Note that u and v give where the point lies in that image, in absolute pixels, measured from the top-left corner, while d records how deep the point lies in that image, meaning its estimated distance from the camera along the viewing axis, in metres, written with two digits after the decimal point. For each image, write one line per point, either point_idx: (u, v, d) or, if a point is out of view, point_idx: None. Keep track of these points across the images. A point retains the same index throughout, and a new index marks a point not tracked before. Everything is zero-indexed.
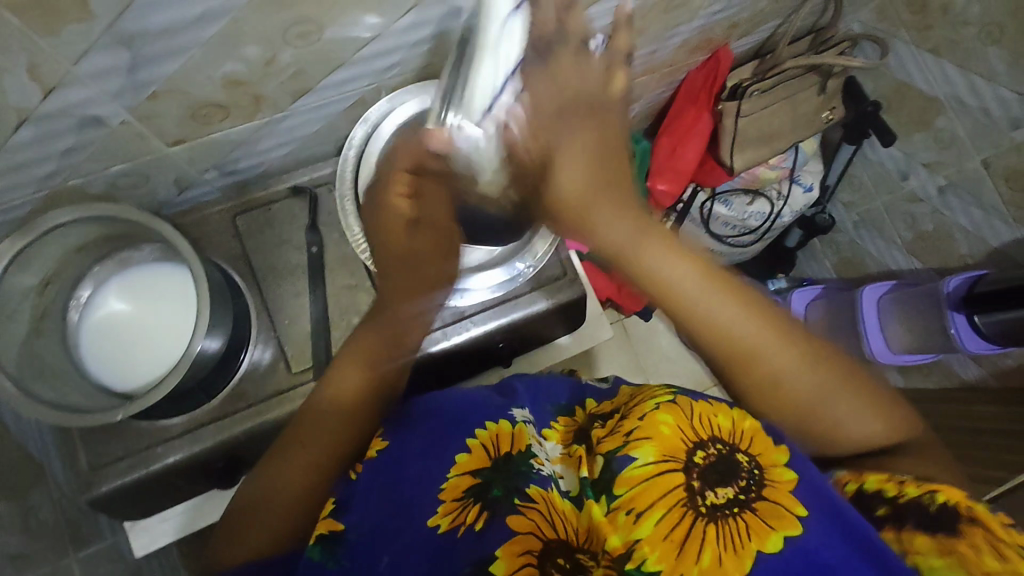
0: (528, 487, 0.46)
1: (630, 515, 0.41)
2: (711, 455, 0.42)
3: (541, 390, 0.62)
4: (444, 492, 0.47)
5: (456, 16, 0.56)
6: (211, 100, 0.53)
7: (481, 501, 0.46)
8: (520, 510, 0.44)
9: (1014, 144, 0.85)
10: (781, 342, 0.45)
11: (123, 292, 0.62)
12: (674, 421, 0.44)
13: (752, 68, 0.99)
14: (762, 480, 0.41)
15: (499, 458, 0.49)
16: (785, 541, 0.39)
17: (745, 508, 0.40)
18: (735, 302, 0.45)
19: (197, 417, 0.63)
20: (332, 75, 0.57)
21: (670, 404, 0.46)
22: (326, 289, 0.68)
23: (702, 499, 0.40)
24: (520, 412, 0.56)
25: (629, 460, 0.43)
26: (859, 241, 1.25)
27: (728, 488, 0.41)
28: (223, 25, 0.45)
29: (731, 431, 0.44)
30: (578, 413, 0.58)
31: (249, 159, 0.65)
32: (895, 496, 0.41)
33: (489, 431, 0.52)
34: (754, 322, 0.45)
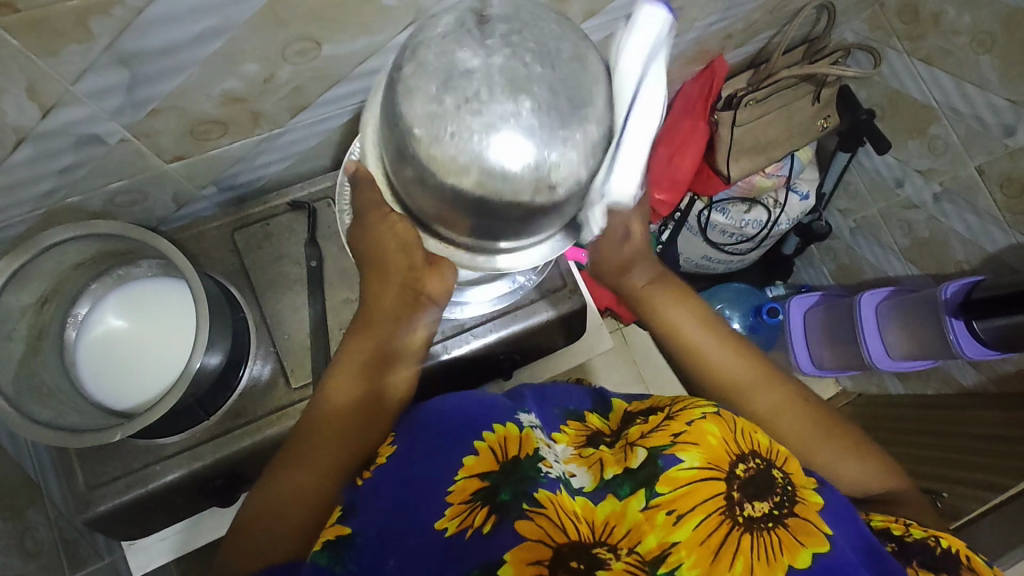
0: (537, 491, 0.44)
1: (670, 516, 0.42)
2: (752, 468, 0.44)
3: (549, 396, 0.60)
4: (451, 495, 0.44)
5: None
6: (210, 117, 0.53)
7: (489, 504, 0.43)
8: (530, 515, 0.41)
9: (1007, 150, 0.86)
10: (767, 380, 0.56)
11: (121, 309, 0.62)
12: (719, 431, 0.46)
13: (746, 79, 1.00)
14: (795, 498, 0.42)
15: (507, 463, 0.47)
16: (814, 557, 0.39)
17: (779, 524, 0.40)
18: (729, 349, 0.57)
19: (196, 434, 0.63)
20: (331, 91, 0.57)
21: (715, 415, 0.47)
22: (326, 303, 0.68)
23: (739, 510, 0.41)
24: (527, 417, 0.55)
25: (674, 461, 0.44)
26: (855, 247, 1.25)
27: (764, 502, 0.41)
28: (221, 43, 0.45)
29: (769, 448, 0.46)
30: (589, 418, 0.58)
31: (248, 174, 0.65)
32: (902, 534, 0.45)
33: (496, 435, 0.50)
34: (742, 363, 0.57)
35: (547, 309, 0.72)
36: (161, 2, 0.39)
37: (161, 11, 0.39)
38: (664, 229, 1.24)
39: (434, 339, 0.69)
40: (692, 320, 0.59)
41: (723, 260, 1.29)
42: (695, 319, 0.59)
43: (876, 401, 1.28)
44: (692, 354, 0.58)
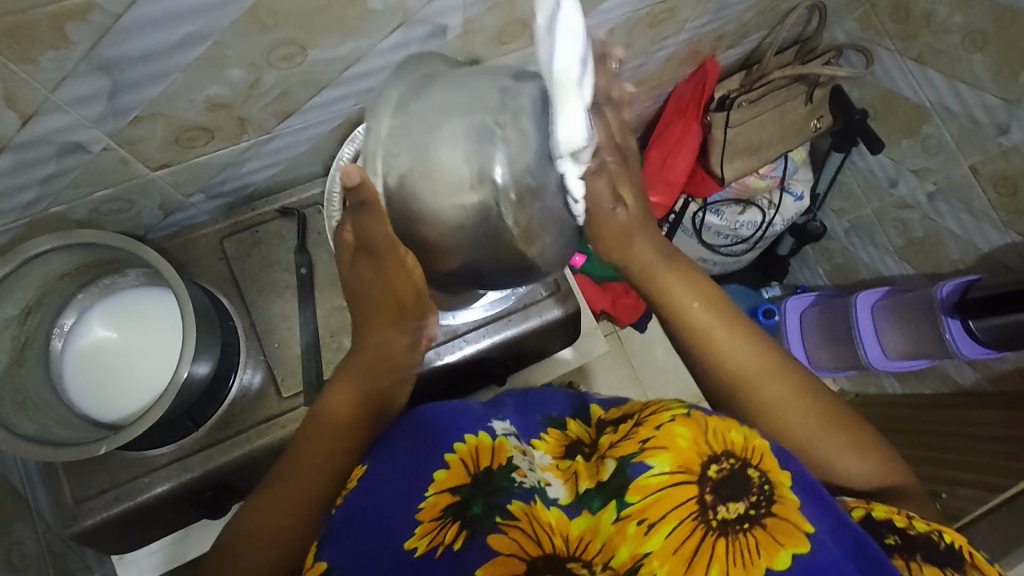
0: (510, 503, 0.44)
1: (641, 526, 0.41)
2: (726, 468, 0.42)
3: (532, 400, 0.61)
4: (422, 512, 0.44)
5: (442, 35, 0.56)
6: (195, 124, 0.52)
7: (460, 519, 0.43)
8: (502, 530, 0.42)
9: (1000, 149, 0.86)
10: (777, 371, 0.52)
11: (109, 319, 0.61)
12: (690, 433, 0.45)
13: (738, 79, 0.99)
14: (772, 497, 0.41)
15: (480, 474, 0.48)
16: (794, 558, 0.38)
17: (756, 525, 0.39)
18: (733, 329, 0.54)
19: (185, 446, 0.62)
20: (318, 96, 0.56)
21: (685, 417, 0.47)
22: (317, 310, 0.67)
23: (713, 514, 0.40)
24: (499, 425, 0.55)
25: (644, 468, 0.43)
26: (850, 247, 1.25)
27: (739, 503, 0.40)
28: (204, 49, 0.44)
29: (744, 446, 0.44)
30: (570, 425, 0.58)
31: (236, 181, 0.64)
32: (906, 527, 0.44)
33: (468, 444, 0.51)
34: (750, 351, 0.53)
35: (539, 315, 0.71)
36: (141, 8, 0.38)
37: (141, 17, 0.39)
38: None
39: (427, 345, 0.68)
40: (699, 303, 0.55)
41: (718, 262, 1.29)
42: (702, 303, 0.55)
43: (872, 401, 1.27)
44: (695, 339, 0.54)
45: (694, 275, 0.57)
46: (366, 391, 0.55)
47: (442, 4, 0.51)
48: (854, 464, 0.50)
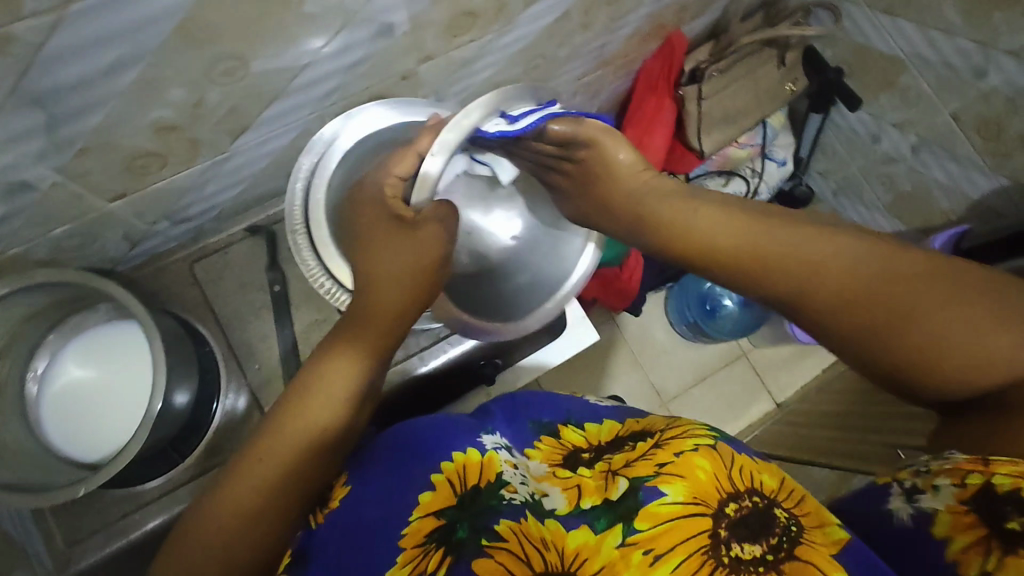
0: (498, 524, 0.43)
1: (647, 556, 0.38)
2: (746, 508, 0.41)
3: (521, 412, 0.61)
4: (405, 538, 0.43)
5: (390, 33, 0.54)
6: (145, 149, 0.51)
7: (444, 546, 0.42)
8: (487, 553, 0.40)
9: (980, 93, 0.84)
10: (800, 249, 0.47)
11: (81, 357, 0.59)
12: (710, 467, 0.43)
13: (706, 50, 0.96)
14: (797, 538, 0.39)
15: (464, 496, 0.47)
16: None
17: (772, 571, 0.37)
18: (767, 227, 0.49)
19: (175, 477, 0.62)
20: (268, 110, 0.55)
21: (708, 449, 0.45)
22: (294, 325, 0.66)
23: (726, 550, 0.38)
24: (490, 439, 0.55)
25: (656, 495, 0.40)
26: (840, 209, 1.23)
27: (756, 546, 0.38)
28: (138, 71, 0.43)
29: (771, 489, 0.43)
30: (563, 432, 0.57)
31: (200, 204, 0.63)
32: None
33: (455, 464, 0.50)
34: (776, 238, 0.48)
35: (525, 309, 0.72)
36: (63, 33, 0.37)
37: (65, 44, 0.37)
38: None
39: (411, 351, 0.70)
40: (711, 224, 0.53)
41: None
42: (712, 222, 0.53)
43: None
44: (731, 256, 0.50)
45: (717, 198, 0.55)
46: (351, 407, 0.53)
47: (384, 2, 0.50)
48: (1000, 343, 0.38)
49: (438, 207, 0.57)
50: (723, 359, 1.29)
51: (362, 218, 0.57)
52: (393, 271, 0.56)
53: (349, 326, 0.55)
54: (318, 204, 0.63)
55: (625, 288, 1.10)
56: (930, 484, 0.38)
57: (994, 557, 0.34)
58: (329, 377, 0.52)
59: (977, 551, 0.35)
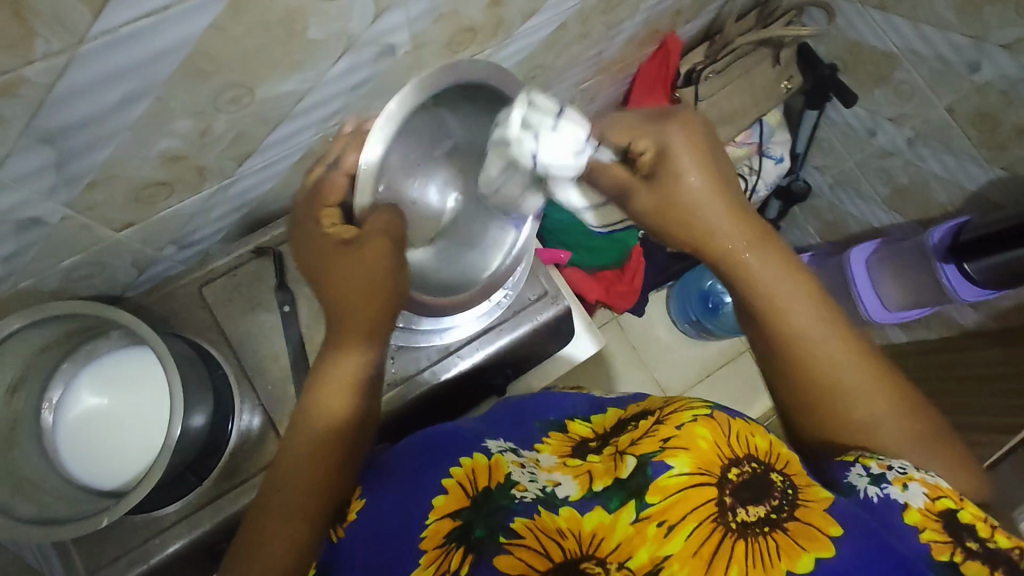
0: (513, 522, 0.44)
1: (661, 528, 0.40)
2: (746, 473, 0.42)
3: (528, 411, 0.61)
4: (424, 541, 0.46)
5: (392, 53, 0.55)
6: (153, 179, 0.51)
7: (465, 544, 0.44)
8: (508, 550, 0.42)
9: (974, 87, 0.85)
10: (843, 340, 0.51)
11: (93, 385, 0.59)
12: (710, 436, 0.45)
13: (702, 51, 0.98)
14: (796, 501, 0.40)
15: (478, 495, 0.48)
16: (817, 562, 0.37)
17: (777, 528, 0.38)
18: (865, 360, 0.50)
19: (192, 501, 0.62)
20: (273, 133, 0.55)
21: (707, 419, 0.46)
22: (304, 345, 0.66)
23: (733, 516, 0.39)
24: (494, 444, 0.55)
25: (663, 468, 0.42)
26: (838, 202, 1.24)
27: (759, 506, 0.40)
28: (147, 105, 0.43)
29: (766, 453, 0.45)
30: (571, 427, 0.57)
31: (207, 228, 0.63)
32: (987, 536, 0.39)
33: (465, 468, 0.51)
34: (819, 316, 0.52)
35: (532, 318, 0.71)
36: (73, 73, 0.37)
37: (74, 84, 0.38)
38: None
39: (422, 365, 0.68)
40: (767, 265, 0.54)
41: None
42: (769, 262, 0.54)
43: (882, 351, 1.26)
44: (811, 360, 0.51)
45: (797, 268, 0.55)
46: (355, 394, 0.55)
47: (387, 23, 0.50)
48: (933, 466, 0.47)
49: (380, 221, 0.55)
50: (727, 355, 1.30)
51: (313, 240, 0.56)
52: (351, 287, 0.54)
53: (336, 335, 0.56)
54: None
55: (627, 289, 1.13)
56: (902, 481, 0.43)
57: (957, 555, 0.38)
58: (333, 378, 0.55)
59: (944, 545, 0.39)
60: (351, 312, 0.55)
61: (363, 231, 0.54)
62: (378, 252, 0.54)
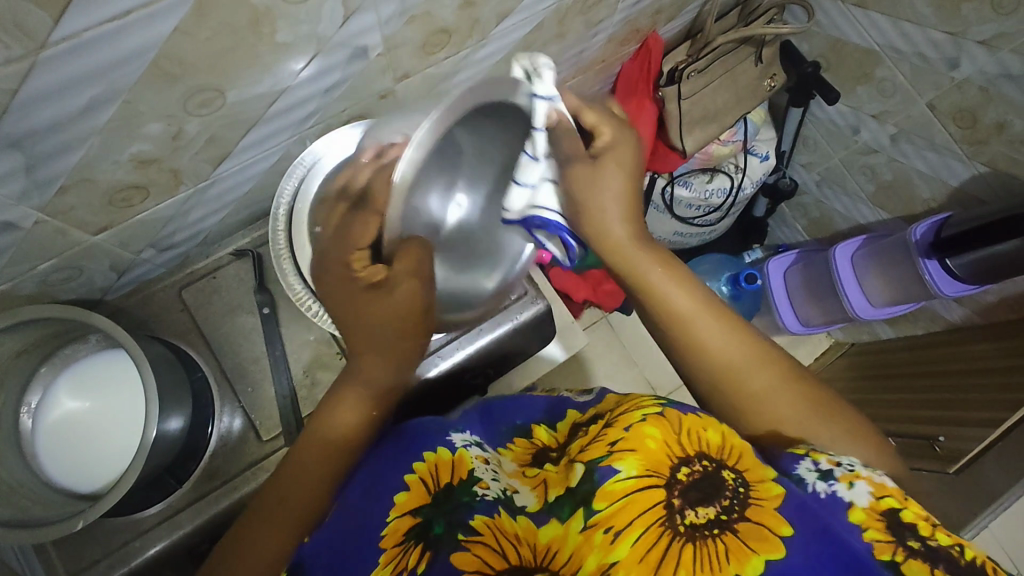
0: (473, 519, 0.46)
1: (608, 534, 0.40)
2: (697, 472, 0.42)
3: (497, 413, 0.63)
4: (385, 539, 0.46)
5: (365, 55, 0.55)
6: (126, 182, 0.51)
7: (423, 542, 0.45)
8: (466, 546, 0.43)
9: (953, 83, 0.85)
10: (760, 357, 0.52)
11: (71, 389, 0.60)
12: (660, 435, 0.44)
13: (684, 50, 0.98)
14: (747, 500, 0.41)
15: (439, 492, 0.50)
16: (766, 564, 0.37)
17: (726, 529, 0.39)
18: (743, 335, 0.53)
19: (173, 504, 0.62)
20: (247, 136, 0.55)
21: (656, 416, 0.46)
22: (285, 346, 0.67)
23: (681, 518, 0.39)
24: (458, 437, 0.57)
25: (610, 472, 0.42)
26: (825, 199, 1.24)
27: (708, 507, 0.40)
28: (116, 108, 0.43)
29: (717, 447, 0.44)
30: (535, 430, 0.59)
31: (185, 231, 0.63)
32: (928, 535, 0.38)
33: (427, 463, 0.52)
34: (735, 336, 0.53)
35: (514, 316, 0.71)
36: (37, 77, 0.37)
37: (39, 89, 0.38)
38: None
39: None
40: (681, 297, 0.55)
41: (696, 234, 1.29)
42: (683, 295, 0.55)
43: (868, 348, 1.27)
44: (725, 375, 0.52)
45: (676, 266, 0.57)
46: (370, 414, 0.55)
47: (357, 26, 0.50)
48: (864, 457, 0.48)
49: (410, 260, 0.53)
50: None
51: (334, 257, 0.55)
52: (382, 327, 0.53)
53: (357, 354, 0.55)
54: (301, 224, 0.61)
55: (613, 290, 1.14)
56: (847, 479, 0.43)
57: (899, 553, 0.37)
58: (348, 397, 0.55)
59: (886, 544, 0.38)
60: (378, 335, 0.54)
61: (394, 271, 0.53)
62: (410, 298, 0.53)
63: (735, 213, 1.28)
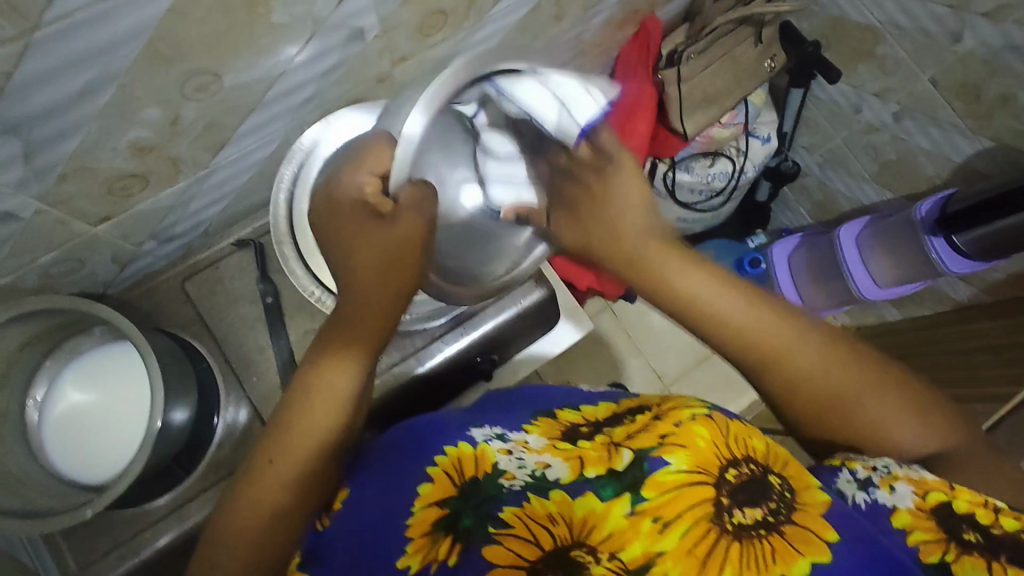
0: (502, 511, 0.44)
1: (657, 523, 0.39)
2: (746, 474, 0.41)
3: (518, 401, 0.60)
4: (410, 529, 0.45)
5: (361, 37, 0.54)
6: (125, 171, 0.51)
7: (451, 533, 0.44)
8: (497, 539, 0.42)
9: (956, 57, 0.84)
10: (802, 341, 0.48)
11: (75, 381, 0.60)
12: (709, 434, 0.43)
13: (683, 32, 0.97)
14: (792, 505, 0.39)
15: (465, 485, 0.47)
16: (813, 567, 0.36)
17: (773, 531, 0.37)
18: (776, 318, 0.49)
19: (181, 495, 0.62)
20: (246, 122, 0.55)
21: (705, 418, 0.45)
22: (289, 334, 0.66)
23: (729, 517, 0.38)
24: (481, 432, 0.53)
25: (661, 463, 0.41)
26: (827, 181, 1.23)
27: (756, 509, 0.39)
28: (112, 92, 0.43)
29: (762, 454, 0.44)
30: (560, 414, 0.55)
31: (187, 222, 0.63)
32: (989, 523, 0.38)
33: (450, 457, 0.50)
34: (771, 322, 0.49)
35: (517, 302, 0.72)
36: (32, 59, 0.37)
37: (34, 71, 0.38)
38: None
39: (407, 353, 0.70)
40: (708, 287, 0.50)
41: (698, 219, 1.28)
42: (710, 284, 0.50)
43: (877, 330, 1.26)
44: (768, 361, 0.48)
45: (690, 257, 0.52)
46: (345, 406, 0.52)
47: (353, 6, 0.50)
48: (910, 429, 0.46)
49: (416, 197, 0.51)
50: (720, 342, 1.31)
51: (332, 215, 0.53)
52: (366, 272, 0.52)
53: (334, 326, 0.54)
54: (302, 214, 0.61)
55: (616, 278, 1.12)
56: (888, 483, 0.42)
57: (950, 553, 0.37)
58: (327, 381, 0.51)
59: (935, 545, 0.38)
60: (370, 295, 0.52)
61: (397, 203, 0.50)
62: (413, 232, 0.51)
63: (738, 197, 1.27)
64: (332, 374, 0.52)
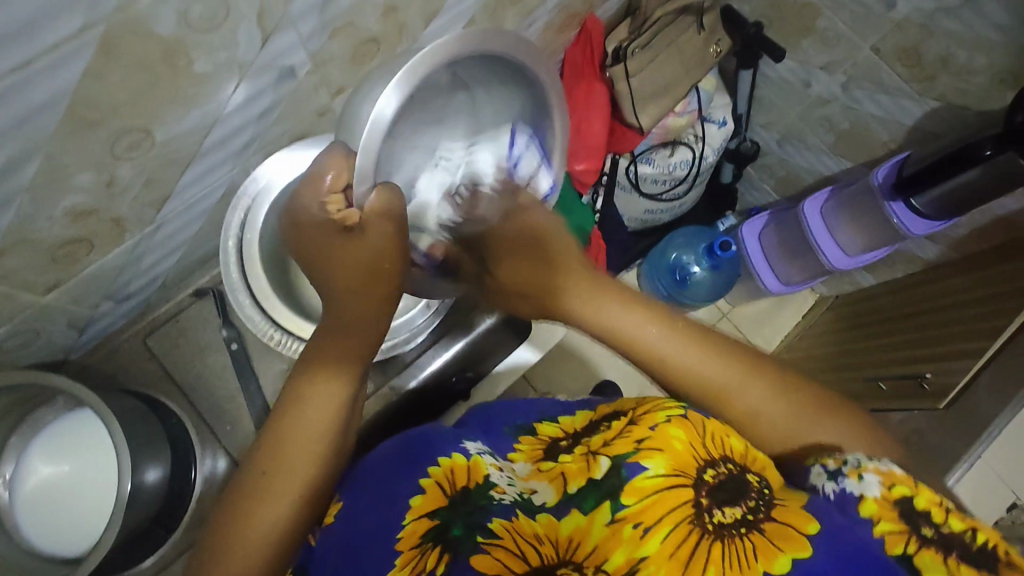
0: (492, 522, 0.44)
1: (637, 529, 0.38)
2: (723, 473, 0.41)
3: (495, 418, 0.60)
4: (400, 542, 0.45)
5: (293, 75, 0.54)
6: (66, 238, 0.50)
7: (440, 544, 0.44)
8: (485, 549, 0.42)
9: (893, 23, 0.85)
10: (736, 367, 0.48)
11: (40, 454, 0.58)
12: (686, 435, 0.43)
13: (625, 28, 0.99)
14: (772, 502, 0.39)
15: (456, 494, 0.48)
16: (793, 562, 0.36)
17: (753, 529, 0.37)
18: (705, 349, 0.48)
19: (166, 553, 0.62)
20: (187, 174, 0.54)
21: (681, 418, 0.44)
22: (259, 379, 0.66)
23: (709, 517, 0.38)
24: (471, 445, 0.55)
25: (639, 469, 0.41)
26: (787, 157, 1.24)
27: (736, 507, 0.39)
28: (39, 163, 0.42)
29: (742, 454, 0.43)
30: (539, 428, 0.56)
31: (141, 278, 0.62)
32: (942, 523, 0.37)
33: (443, 468, 0.51)
34: (703, 353, 0.48)
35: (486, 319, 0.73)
36: None
37: None
38: (597, 198, 1.20)
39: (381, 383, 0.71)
40: (639, 324, 0.49)
41: (665, 209, 1.28)
42: (639, 322, 0.49)
43: (851, 298, 1.27)
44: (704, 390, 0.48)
45: (620, 292, 0.52)
46: (329, 435, 0.49)
47: (279, 46, 0.49)
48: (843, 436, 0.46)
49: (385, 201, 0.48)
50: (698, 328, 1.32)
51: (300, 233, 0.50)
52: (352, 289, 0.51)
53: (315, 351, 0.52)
54: (253, 253, 0.61)
55: None
56: (858, 472, 0.40)
57: (911, 544, 0.36)
58: (311, 398, 0.50)
59: (897, 537, 0.36)
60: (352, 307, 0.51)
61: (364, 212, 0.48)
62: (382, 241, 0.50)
63: (702, 182, 1.28)
64: (312, 395, 0.50)
